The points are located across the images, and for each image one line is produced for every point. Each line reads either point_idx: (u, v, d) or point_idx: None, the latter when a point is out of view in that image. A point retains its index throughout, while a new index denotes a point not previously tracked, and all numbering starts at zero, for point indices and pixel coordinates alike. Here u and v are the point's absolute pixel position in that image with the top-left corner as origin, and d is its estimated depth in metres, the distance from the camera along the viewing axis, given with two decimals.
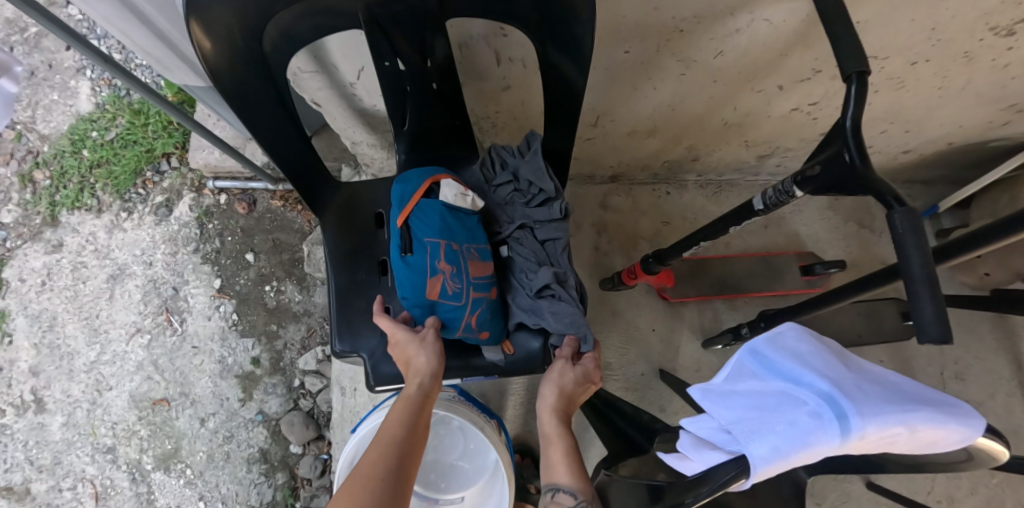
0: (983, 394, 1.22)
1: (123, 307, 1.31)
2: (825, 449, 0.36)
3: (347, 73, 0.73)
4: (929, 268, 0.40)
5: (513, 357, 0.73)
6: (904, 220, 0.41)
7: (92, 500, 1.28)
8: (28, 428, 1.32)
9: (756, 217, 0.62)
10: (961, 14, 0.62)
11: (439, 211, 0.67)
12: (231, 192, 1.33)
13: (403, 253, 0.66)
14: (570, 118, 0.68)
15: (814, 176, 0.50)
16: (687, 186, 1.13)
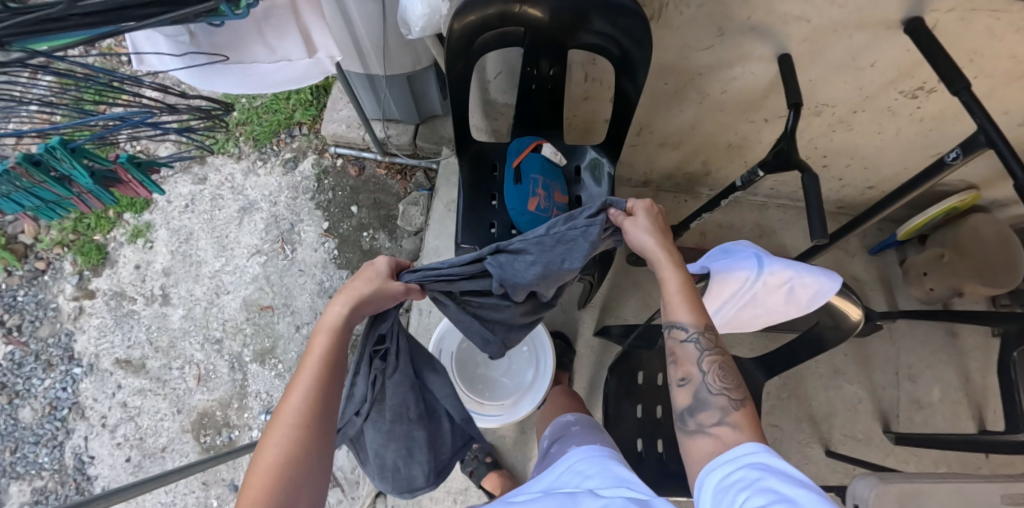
0: (927, 394, 1.51)
1: (249, 232, 1.66)
2: (748, 274, 0.74)
3: (489, 72, 1.11)
4: (819, 203, 0.80)
5: None
6: (810, 180, 0.80)
7: (196, 380, 1.60)
8: (153, 316, 1.65)
9: (738, 191, 1.00)
10: (880, 81, 0.97)
11: (541, 163, 1.00)
12: (346, 157, 1.71)
13: (515, 182, 0.99)
14: (625, 118, 1.01)
15: (768, 161, 0.90)
16: (701, 197, 1.50)
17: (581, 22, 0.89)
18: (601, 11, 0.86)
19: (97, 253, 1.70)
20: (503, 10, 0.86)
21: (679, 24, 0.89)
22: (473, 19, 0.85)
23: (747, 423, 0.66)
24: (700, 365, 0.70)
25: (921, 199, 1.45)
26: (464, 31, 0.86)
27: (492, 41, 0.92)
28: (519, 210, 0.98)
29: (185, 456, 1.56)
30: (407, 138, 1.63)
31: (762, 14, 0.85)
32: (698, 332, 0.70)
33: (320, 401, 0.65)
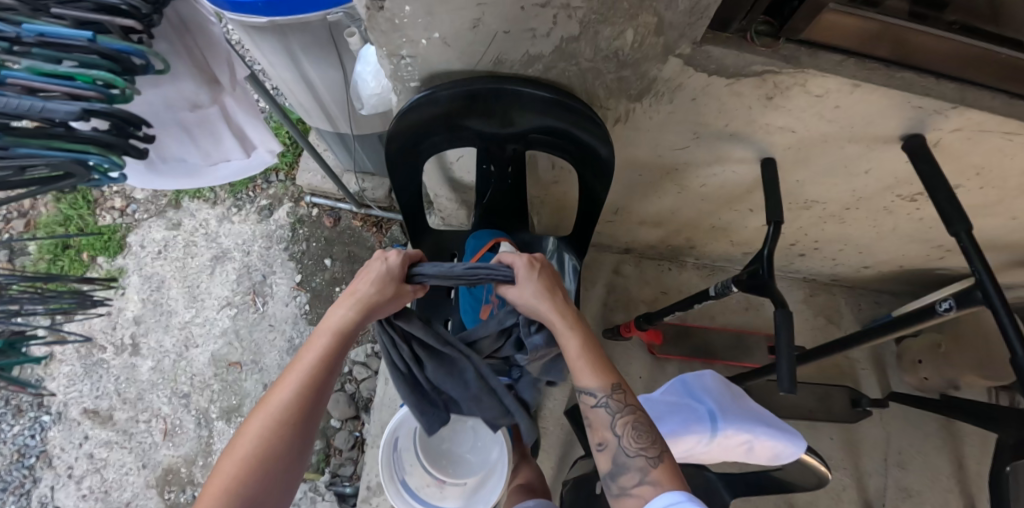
0: (920, 484, 1.41)
1: (220, 282, 1.62)
2: (702, 437, 0.77)
3: (450, 155, 1.04)
4: (791, 342, 0.73)
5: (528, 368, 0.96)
6: (782, 316, 0.73)
7: (163, 434, 1.56)
8: (122, 366, 1.61)
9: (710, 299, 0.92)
10: (873, 187, 0.88)
11: (496, 263, 0.93)
12: (321, 207, 1.66)
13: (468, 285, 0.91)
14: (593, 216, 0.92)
15: (742, 279, 0.82)
16: (685, 266, 1.43)
17: (540, 128, 0.79)
18: (561, 119, 0.76)
19: (69, 296, 1.67)
20: (450, 118, 0.77)
21: (650, 128, 0.80)
22: (418, 128, 0.77)
23: (666, 478, 0.69)
24: (613, 429, 0.74)
25: (923, 278, 1.35)
26: (408, 136, 0.78)
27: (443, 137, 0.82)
28: (471, 316, 0.93)
29: None
30: (383, 192, 1.57)
31: (743, 126, 0.75)
32: (606, 396, 0.74)
33: (308, 396, 0.71)
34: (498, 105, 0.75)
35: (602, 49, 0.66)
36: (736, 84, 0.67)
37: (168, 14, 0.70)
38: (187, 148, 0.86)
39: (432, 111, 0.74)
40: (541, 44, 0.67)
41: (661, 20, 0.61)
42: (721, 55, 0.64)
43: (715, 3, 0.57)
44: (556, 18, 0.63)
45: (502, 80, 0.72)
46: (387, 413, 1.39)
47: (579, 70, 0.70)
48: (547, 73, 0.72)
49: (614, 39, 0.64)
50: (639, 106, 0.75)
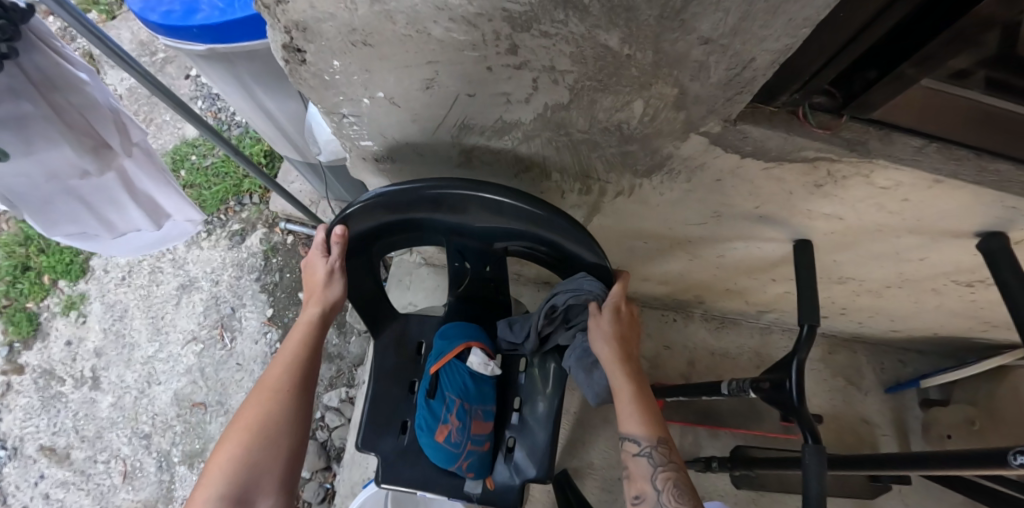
0: None
1: (186, 314, 1.51)
2: None
3: None
4: (821, 493, 0.65)
5: (489, 491, 0.83)
6: (813, 454, 0.65)
7: (121, 477, 1.44)
8: (82, 401, 1.50)
9: (720, 395, 0.86)
10: (924, 269, 0.74)
11: (463, 376, 0.80)
12: (297, 234, 1.55)
13: (427, 396, 0.79)
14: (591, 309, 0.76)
15: (764, 388, 0.72)
16: (693, 317, 1.32)
17: (523, 235, 0.65)
18: (544, 231, 0.62)
19: (28, 324, 1.55)
20: (413, 217, 0.65)
21: (660, 204, 0.65)
22: (372, 224, 0.65)
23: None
24: (653, 483, 0.65)
25: (957, 341, 1.21)
26: (370, 234, 0.67)
27: (398, 231, 0.68)
28: (424, 437, 0.77)
29: None
30: None
31: (776, 207, 0.61)
32: (650, 447, 0.66)
33: (301, 373, 0.68)
34: (469, 213, 0.62)
35: (599, 124, 0.49)
36: (777, 168, 0.52)
37: (21, 66, 0.65)
38: (84, 215, 0.87)
39: (388, 214, 0.63)
40: (518, 111, 0.49)
41: (683, 92, 0.43)
42: (760, 137, 0.48)
43: (763, 75, 0.41)
44: (535, 83, 0.44)
45: (470, 188, 0.58)
46: (357, 472, 1.25)
47: (569, 140, 0.53)
48: (527, 142, 0.55)
49: (618, 112, 0.47)
50: (645, 183, 0.60)
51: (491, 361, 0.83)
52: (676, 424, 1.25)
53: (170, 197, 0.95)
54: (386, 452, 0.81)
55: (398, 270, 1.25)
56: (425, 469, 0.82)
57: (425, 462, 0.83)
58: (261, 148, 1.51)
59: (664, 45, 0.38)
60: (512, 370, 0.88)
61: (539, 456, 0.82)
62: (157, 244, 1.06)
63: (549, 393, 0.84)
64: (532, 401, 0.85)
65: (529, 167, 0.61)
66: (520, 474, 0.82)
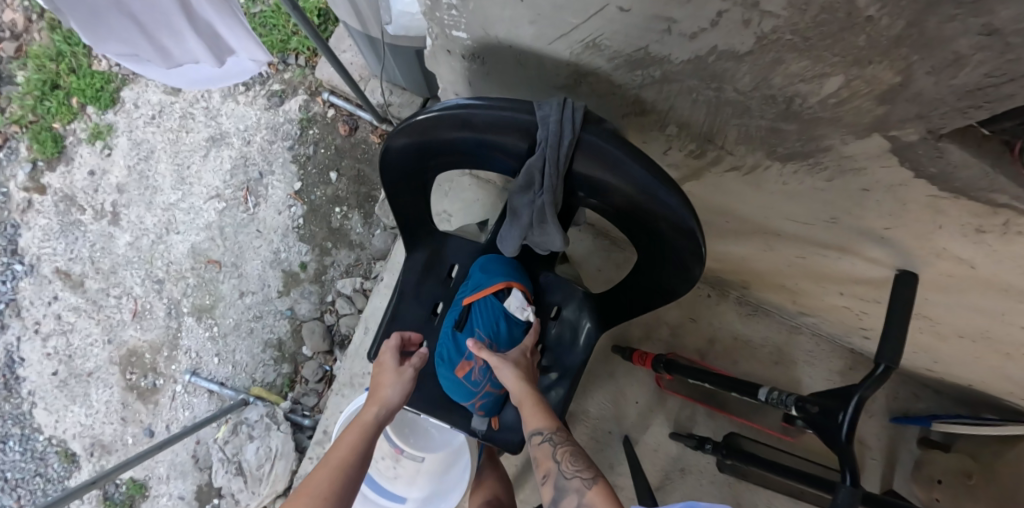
0: None
1: (212, 169, 1.46)
2: None
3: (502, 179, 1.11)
4: None
5: (493, 432, 0.81)
6: (846, 494, 0.65)
7: (131, 315, 1.47)
8: (100, 234, 1.49)
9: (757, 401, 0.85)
10: (1013, 337, 0.68)
11: (496, 315, 0.76)
12: (339, 110, 1.45)
13: (455, 328, 0.77)
14: (651, 294, 0.69)
15: (812, 411, 0.72)
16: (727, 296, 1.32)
17: (598, 195, 0.56)
18: (637, 203, 0.54)
19: (52, 145, 1.51)
20: (480, 148, 0.56)
21: (773, 191, 0.62)
22: (448, 136, 0.56)
23: (602, 502, 0.58)
24: (553, 458, 0.65)
25: (987, 397, 1.16)
26: (425, 144, 0.58)
27: (464, 154, 0.59)
28: (444, 368, 0.76)
29: (108, 387, 1.48)
30: (410, 112, 1.35)
31: (907, 233, 0.55)
32: (550, 431, 0.67)
33: (347, 473, 0.64)
34: (536, 164, 0.53)
35: (762, 89, 0.47)
36: (947, 201, 0.46)
37: None
38: (137, 39, 0.82)
39: (463, 131, 0.54)
40: (672, 48, 0.47)
41: (903, 85, 0.38)
42: (957, 163, 0.42)
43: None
44: (718, 17, 0.41)
45: (568, 127, 0.50)
46: (359, 365, 1.28)
47: (714, 97, 0.50)
48: (661, 84, 0.53)
49: (796, 81, 0.44)
50: (774, 166, 0.57)
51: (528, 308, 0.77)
52: (679, 396, 1.32)
53: (234, 33, 0.84)
54: None
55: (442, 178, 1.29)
56: (432, 396, 0.81)
57: (433, 387, 0.82)
58: (316, 7, 1.37)
59: (921, 26, 0.34)
60: (544, 319, 0.83)
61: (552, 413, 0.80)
62: (210, 81, 0.99)
63: (573, 351, 0.81)
64: (556, 353, 0.82)
65: (645, 111, 0.59)
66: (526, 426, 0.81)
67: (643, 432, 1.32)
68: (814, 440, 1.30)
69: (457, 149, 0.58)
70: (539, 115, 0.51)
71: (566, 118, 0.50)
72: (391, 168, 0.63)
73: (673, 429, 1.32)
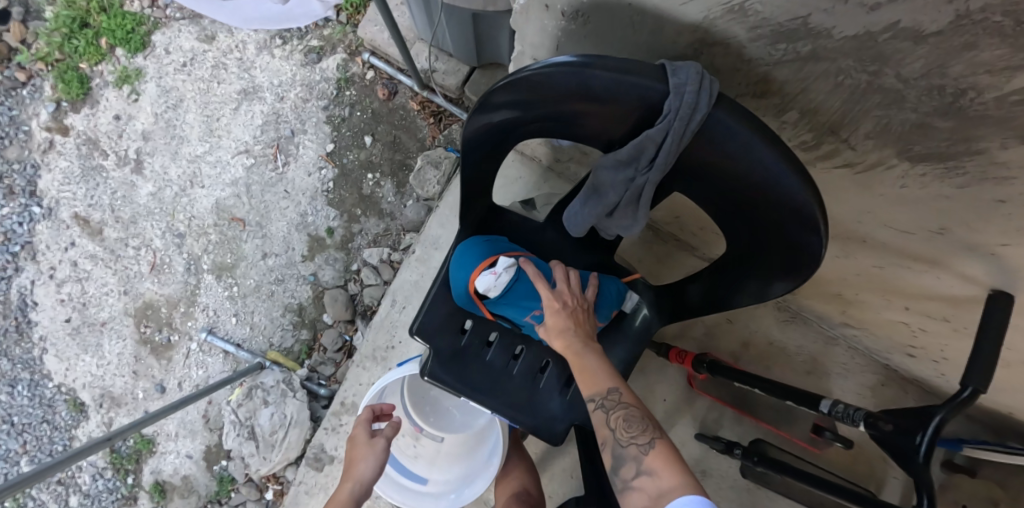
0: None
1: (242, 123, 1.40)
2: None
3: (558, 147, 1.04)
4: None
5: (537, 420, 0.79)
6: None
7: (148, 267, 1.43)
8: (122, 182, 1.45)
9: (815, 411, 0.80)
10: None
11: (504, 302, 0.72)
12: (378, 72, 1.40)
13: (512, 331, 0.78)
14: (730, 287, 0.69)
15: (883, 428, 0.68)
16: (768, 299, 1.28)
17: (715, 171, 0.55)
18: (752, 187, 0.54)
19: (78, 86, 1.46)
20: (587, 111, 0.53)
21: (884, 194, 0.63)
22: (556, 98, 0.52)
23: (660, 467, 0.55)
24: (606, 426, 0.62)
25: None
26: (524, 98, 0.53)
27: (562, 118, 0.55)
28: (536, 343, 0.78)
29: (121, 339, 1.45)
30: (455, 80, 1.31)
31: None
32: (600, 396, 0.64)
33: None
34: (660, 136, 0.50)
35: (931, 78, 0.45)
36: None
37: None
38: None
39: (581, 94, 0.50)
40: (843, 22, 0.46)
41: None
42: None
43: None
44: None
45: (704, 100, 0.47)
46: (382, 337, 1.24)
47: (870, 81, 0.50)
48: (801, 62, 0.53)
49: (979, 72, 0.42)
50: (901, 166, 0.57)
51: (500, 272, 0.69)
52: (708, 397, 1.28)
53: None
54: (439, 349, 0.78)
55: None
56: (475, 378, 0.79)
57: (476, 369, 0.79)
58: None
59: None
60: None
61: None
62: (263, 23, 1.00)
63: (629, 341, 0.81)
64: (613, 335, 0.81)
65: (769, 92, 0.59)
66: (570, 415, 0.80)
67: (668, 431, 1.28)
68: (840, 455, 1.25)
69: (562, 111, 0.54)
70: (673, 83, 0.47)
71: (703, 91, 0.47)
72: (475, 126, 0.58)
73: (699, 430, 1.27)
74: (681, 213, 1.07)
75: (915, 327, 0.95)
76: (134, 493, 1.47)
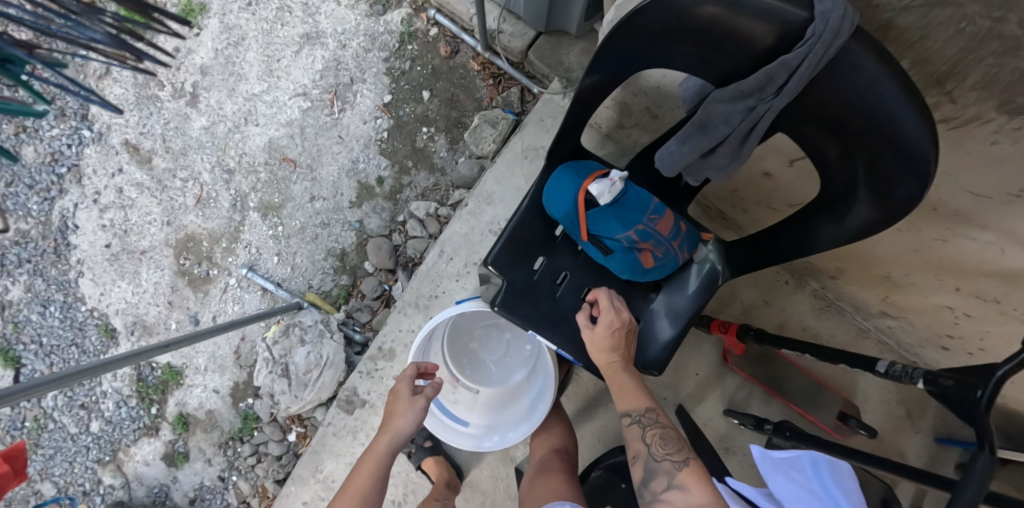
0: None
1: (302, 67, 1.42)
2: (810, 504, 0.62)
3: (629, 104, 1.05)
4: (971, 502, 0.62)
5: (599, 360, 0.81)
6: (982, 466, 0.63)
7: (194, 200, 1.44)
8: (176, 113, 1.46)
9: (869, 372, 0.82)
10: None
11: (608, 215, 0.73)
12: (442, 30, 1.41)
13: (604, 255, 0.76)
14: (811, 242, 0.71)
15: (944, 384, 0.70)
16: (805, 288, 1.33)
17: (836, 110, 0.58)
18: (873, 123, 0.56)
19: None
20: (726, 36, 0.56)
21: (972, 152, 0.65)
22: (700, 19, 0.56)
23: (691, 483, 0.64)
24: (643, 442, 0.72)
25: None
26: (666, 16, 0.57)
27: (696, 42, 0.59)
28: (631, 267, 0.77)
29: (159, 268, 1.45)
30: (520, 44, 1.33)
31: None
32: (637, 414, 0.74)
33: (362, 494, 0.88)
34: (797, 61, 0.52)
35: None
36: None
37: None
38: None
39: (726, 13, 0.54)
40: None
41: None
42: None
43: None
44: None
45: (847, 27, 0.49)
46: (427, 286, 1.25)
47: (991, 27, 0.52)
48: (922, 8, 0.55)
49: None
50: (998, 121, 0.59)
51: (615, 180, 0.72)
52: (741, 374, 1.31)
53: None
54: (512, 281, 0.79)
55: (546, 114, 1.27)
56: (543, 313, 0.81)
57: (545, 306, 0.81)
58: None
59: None
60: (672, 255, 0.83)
61: (666, 341, 0.82)
62: None
63: (695, 292, 0.82)
64: (679, 281, 0.83)
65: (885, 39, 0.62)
66: (633, 358, 0.82)
67: (697, 405, 1.31)
68: (862, 443, 1.27)
69: (698, 34, 0.58)
70: (818, 10, 0.49)
71: (847, 18, 0.49)
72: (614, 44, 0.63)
73: (727, 406, 1.31)
74: (738, 187, 1.10)
75: (959, 313, 0.97)
76: (157, 423, 1.47)
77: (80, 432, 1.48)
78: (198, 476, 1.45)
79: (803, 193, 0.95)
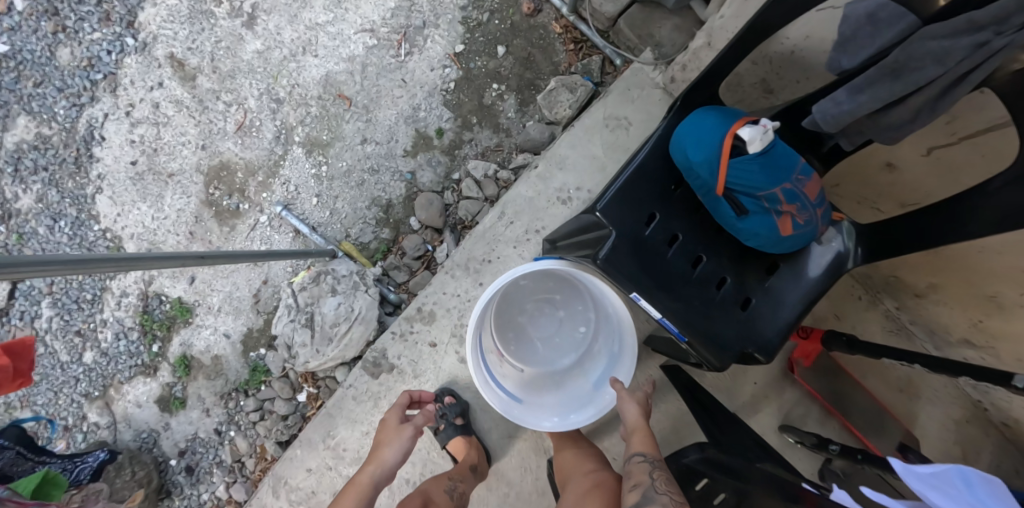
0: None
1: (372, 2, 1.32)
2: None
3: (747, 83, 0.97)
4: None
5: (706, 336, 0.70)
6: None
7: (234, 127, 1.33)
8: (229, 32, 1.35)
9: (1000, 387, 0.72)
10: None
11: (753, 164, 0.62)
12: None
13: (736, 216, 0.66)
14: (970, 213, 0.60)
15: None
16: (877, 305, 1.23)
17: None
18: None
19: None
20: None
21: None
22: None
23: None
24: (650, 476, 0.74)
25: None
26: None
27: None
28: (767, 236, 0.65)
29: (185, 195, 1.34)
30: (612, 9, 1.23)
31: None
32: (650, 458, 0.77)
33: None
34: None
35: None
36: None
37: None
38: None
39: None
40: None
41: None
42: None
43: None
44: None
45: None
46: (480, 248, 1.16)
47: None
48: None
49: None
50: None
51: (767, 128, 0.62)
52: (803, 388, 1.21)
53: None
54: (623, 234, 0.70)
55: (634, 84, 1.18)
56: (651, 274, 0.70)
57: (654, 267, 0.70)
58: None
59: None
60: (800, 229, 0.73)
61: (782, 324, 0.71)
62: None
63: (821, 273, 0.71)
64: (804, 260, 0.72)
65: None
66: (744, 340, 0.71)
67: (750, 416, 1.22)
68: None
69: None
70: None
71: None
72: None
73: (782, 421, 1.22)
74: (844, 180, 1.01)
75: None
76: (156, 363, 1.34)
77: (71, 361, 1.35)
78: (192, 426, 1.32)
79: (930, 190, 0.85)
